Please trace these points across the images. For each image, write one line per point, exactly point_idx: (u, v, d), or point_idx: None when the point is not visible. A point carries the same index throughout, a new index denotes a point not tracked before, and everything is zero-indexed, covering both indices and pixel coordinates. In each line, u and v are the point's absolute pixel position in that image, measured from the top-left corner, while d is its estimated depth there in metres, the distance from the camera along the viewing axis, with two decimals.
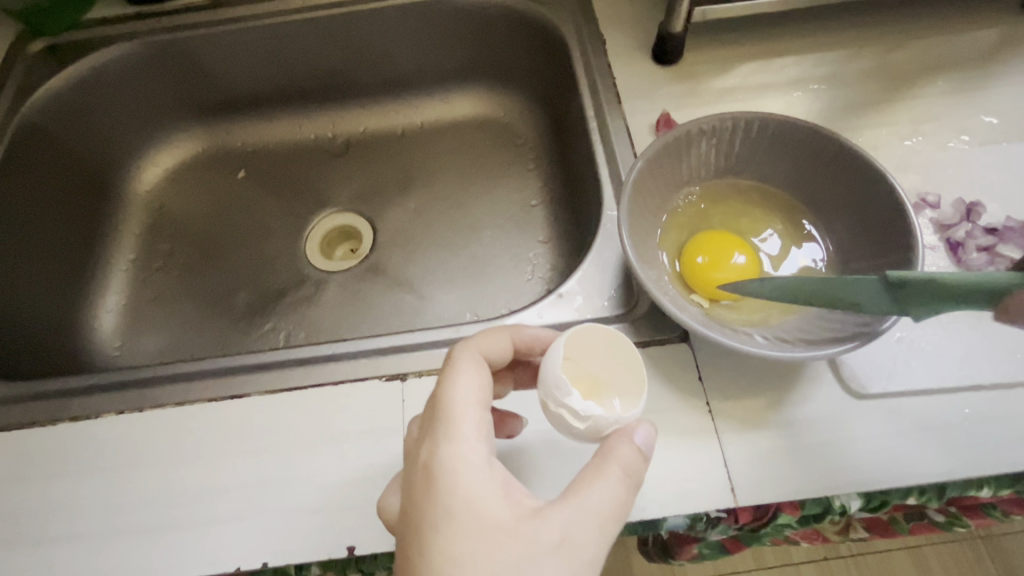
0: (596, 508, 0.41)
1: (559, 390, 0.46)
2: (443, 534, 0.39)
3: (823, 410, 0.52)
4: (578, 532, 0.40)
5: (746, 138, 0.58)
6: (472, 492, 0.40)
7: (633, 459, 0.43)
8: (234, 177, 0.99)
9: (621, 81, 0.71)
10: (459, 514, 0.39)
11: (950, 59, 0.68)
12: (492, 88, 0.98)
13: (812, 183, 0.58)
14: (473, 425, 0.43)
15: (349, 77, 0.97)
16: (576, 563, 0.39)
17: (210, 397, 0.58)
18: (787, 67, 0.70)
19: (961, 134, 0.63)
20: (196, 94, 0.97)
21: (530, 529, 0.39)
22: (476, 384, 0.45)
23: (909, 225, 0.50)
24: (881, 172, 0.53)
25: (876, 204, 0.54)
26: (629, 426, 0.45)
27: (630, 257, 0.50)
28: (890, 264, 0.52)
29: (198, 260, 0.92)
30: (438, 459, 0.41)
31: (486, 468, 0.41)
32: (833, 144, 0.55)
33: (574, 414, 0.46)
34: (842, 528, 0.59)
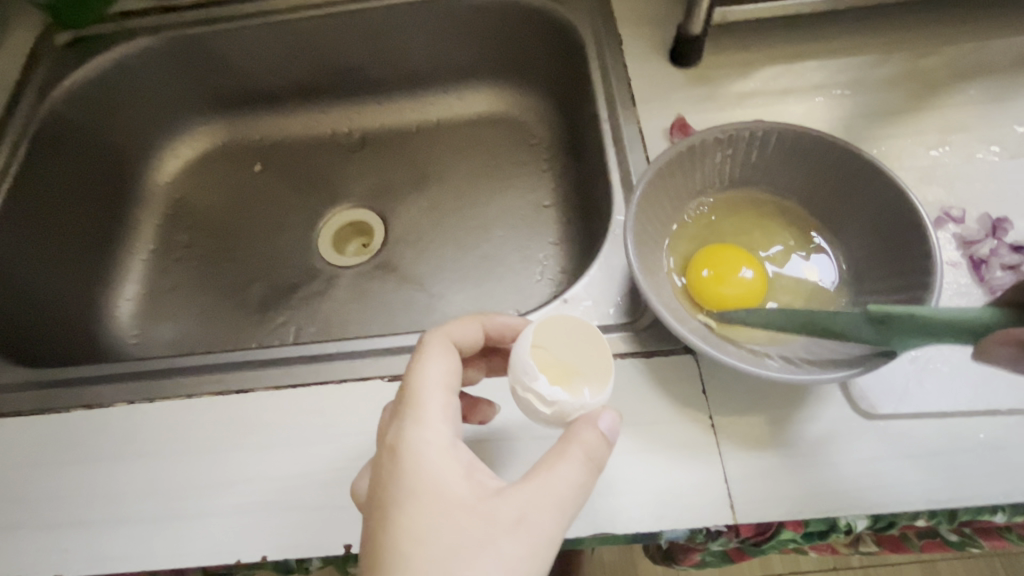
0: (555, 490, 0.42)
1: (528, 375, 0.47)
2: (406, 512, 0.40)
3: (831, 429, 0.50)
4: (537, 512, 0.41)
5: (762, 149, 0.57)
6: (435, 472, 0.42)
7: (596, 445, 0.44)
8: (251, 170, 1.00)
9: (636, 83, 0.70)
10: (422, 492, 0.41)
11: (985, 65, 0.65)
12: (508, 86, 0.97)
13: (829, 197, 0.56)
14: (439, 408, 0.44)
15: (366, 73, 0.97)
16: (534, 542, 0.40)
17: (217, 391, 0.59)
18: (810, 71, 0.68)
19: (991, 145, 0.60)
20: (215, 88, 0.98)
21: (490, 509, 0.40)
22: (444, 369, 0.46)
23: (930, 247, 0.49)
24: (899, 188, 0.51)
25: (896, 223, 0.52)
26: (592, 412, 0.46)
27: (634, 270, 0.49)
28: (908, 283, 0.50)
29: (213, 251, 0.93)
30: (404, 440, 0.43)
31: (450, 450, 0.43)
32: (852, 158, 0.53)
33: (541, 399, 0.47)
34: (850, 541, 0.57)
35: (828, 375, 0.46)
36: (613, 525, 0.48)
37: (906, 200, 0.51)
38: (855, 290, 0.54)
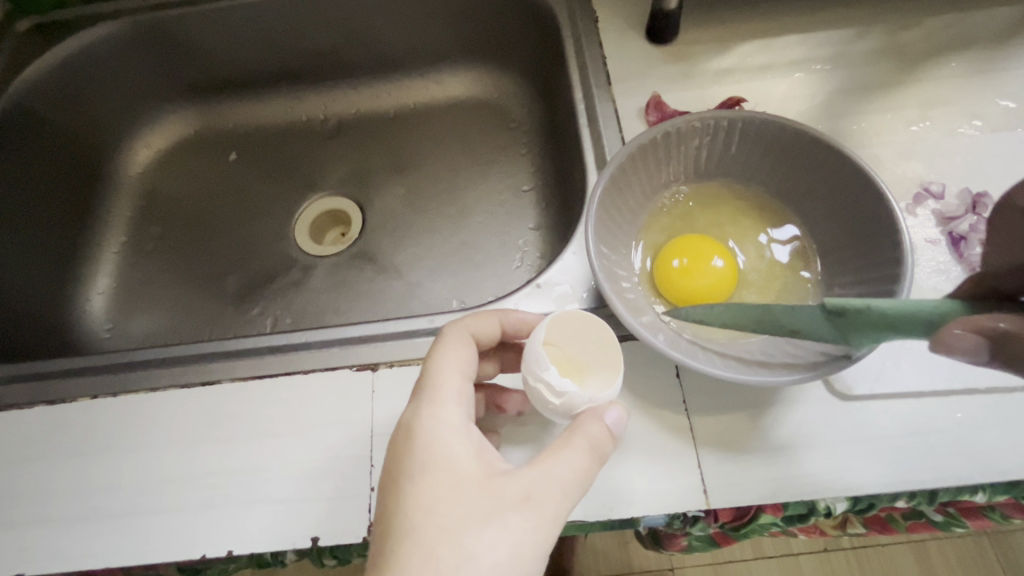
0: (561, 473, 0.41)
1: (538, 365, 0.47)
2: (415, 485, 0.40)
3: (808, 412, 0.49)
4: (542, 492, 0.40)
5: (739, 139, 0.53)
6: (445, 448, 0.42)
7: (602, 437, 0.43)
8: (225, 158, 0.98)
9: (612, 62, 0.68)
10: (431, 466, 0.41)
11: (967, 37, 0.64)
12: (486, 68, 0.95)
13: (802, 191, 0.53)
14: (454, 391, 0.45)
15: (340, 57, 0.95)
16: (538, 524, 0.39)
17: (182, 384, 0.57)
18: (790, 46, 0.66)
19: (972, 120, 0.59)
20: (186, 74, 0.95)
21: (497, 486, 0.40)
22: (462, 357, 0.47)
23: (902, 255, 0.45)
24: (872, 183, 0.48)
25: (871, 224, 0.48)
26: (601, 406, 0.45)
27: (592, 267, 0.47)
28: (878, 284, 0.47)
29: (188, 242, 0.91)
30: (418, 420, 0.43)
31: (461, 431, 0.43)
32: (826, 150, 0.50)
33: (550, 390, 0.46)
34: (838, 522, 0.56)
35: (781, 378, 0.44)
36: (585, 512, 0.48)
37: (884, 204, 0.47)
38: (825, 291, 0.51)
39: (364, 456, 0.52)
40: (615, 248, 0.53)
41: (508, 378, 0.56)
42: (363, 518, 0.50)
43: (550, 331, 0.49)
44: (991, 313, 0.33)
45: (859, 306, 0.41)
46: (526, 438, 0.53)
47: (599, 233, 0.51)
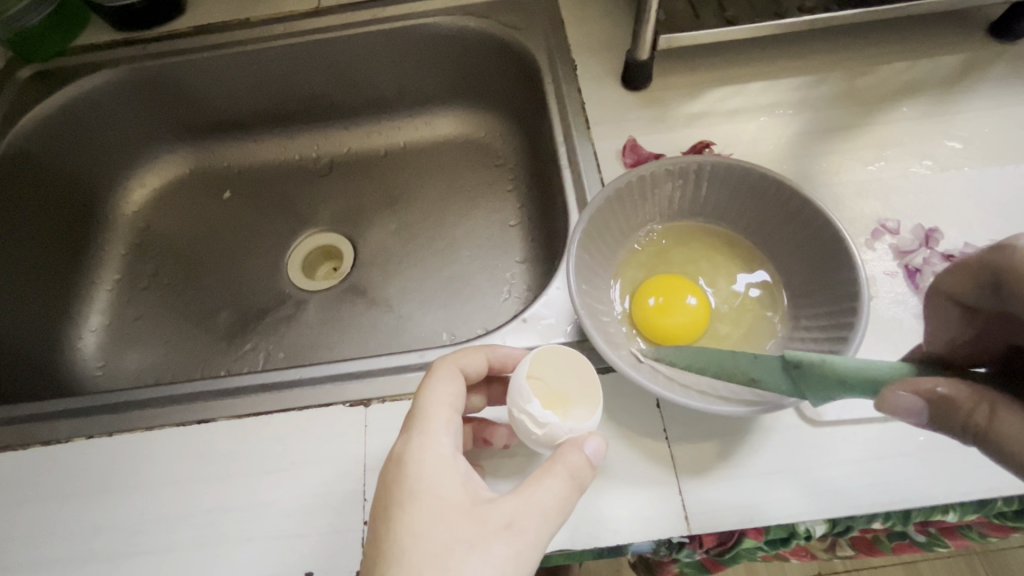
0: (543, 500, 0.43)
1: (522, 397, 0.49)
2: (405, 512, 0.42)
3: (782, 439, 0.52)
4: (525, 517, 0.42)
5: (706, 183, 0.57)
6: (433, 477, 0.44)
7: (581, 465, 0.45)
8: (220, 198, 1.01)
9: (590, 106, 0.73)
10: (421, 494, 0.43)
11: (917, 83, 0.69)
12: (472, 110, 1.00)
13: (764, 228, 0.57)
14: (443, 422, 0.47)
15: (334, 101, 1.00)
16: (521, 550, 0.41)
17: (177, 422, 0.58)
18: (754, 91, 0.71)
19: (923, 159, 0.63)
20: (182, 118, 0.99)
21: (483, 513, 0.42)
22: (451, 391, 0.49)
23: (859, 288, 0.48)
24: (829, 220, 0.51)
25: (830, 259, 0.52)
26: (581, 437, 0.47)
27: (574, 303, 0.50)
28: (839, 313, 0.50)
29: (182, 279, 0.94)
30: (409, 450, 0.45)
31: (449, 460, 0.45)
32: (784, 191, 0.54)
33: (533, 420, 0.48)
34: (828, 546, 0.60)
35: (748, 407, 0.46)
36: (570, 541, 0.49)
37: (840, 240, 0.50)
38: (792, 325, 0.54)
39: (356, 490, 0.53)
40: (594, 284, 0.56)
41: (493, 410, 0.58)
42: (356, 552, 0.50)
43: (535, 364, 0.52)
44: (930, 379, 0.38)
45: (819, 361, 0.43)
46: (515, 470, 0.54)
47: (579, 271, 0.53)
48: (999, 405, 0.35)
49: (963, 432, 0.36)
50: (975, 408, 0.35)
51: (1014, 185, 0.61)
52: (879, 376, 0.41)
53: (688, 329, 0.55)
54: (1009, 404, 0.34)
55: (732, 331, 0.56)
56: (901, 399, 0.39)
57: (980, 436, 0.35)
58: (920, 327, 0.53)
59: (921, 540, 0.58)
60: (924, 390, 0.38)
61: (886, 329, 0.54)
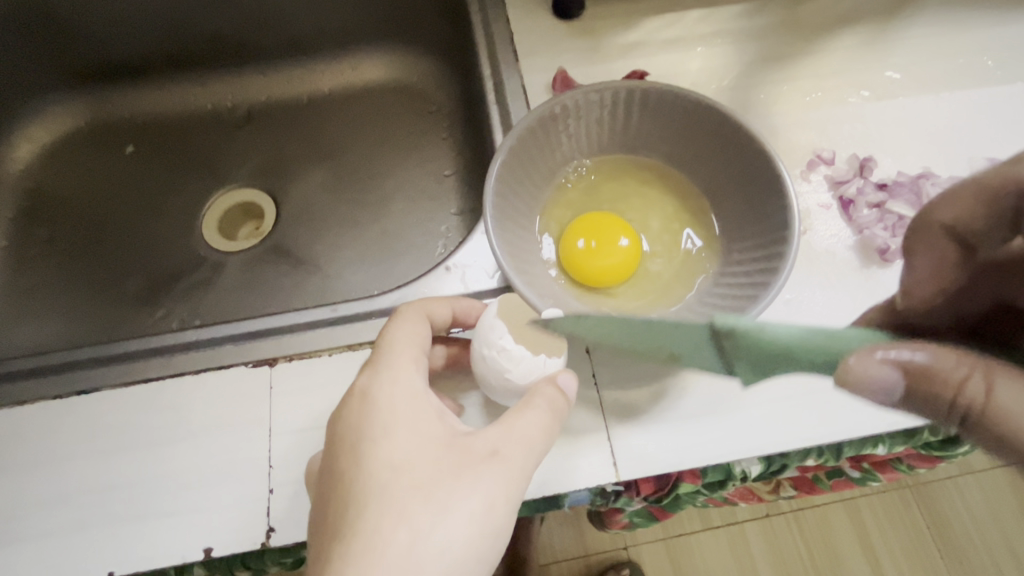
0: (527, 430, 0.40)
1: (494, 332, 0.46)
2: (377, 448, 0.39)
3: (715, 381, 0.49)
4: (509, 446, 0.39)
5: (634, 111, 0.52)
6: (406, 412, 0.41)
7: (558, 397, 0.43)
8: (122, 152, 0.92)
9: (518, 37, 0.67)
10: (394, 429, 0.40)
11: (858, 10, 0.66)
12: (400, 50, 0.92)
13: (696, 160, 0.53)
14: (412, 360, 0.44)
15: (244, 40, 0.90)
16: (507, 479, 0.38)
17: (55, 395, 0.52)
18: (692, 20, 0.66)
19: (860, 89, 0.61)
20: (70, 60, 0.87)
21: (465, 444, 0.40)
22: (419, 332, 0.46)
23: (789, 218, 0.45)
24: (760, 146, 0.47)
25: (761, 190, 0.48)
26: (554, 372, 0.45)
27: (493, 247, 0.46)
28: (768, 245, 0.47)
29: (83, 243, 0.85)
30: (375, 388, 0.41)
31: (422, 396, 0.42)
32: (714, 116, 0.49)
33: (507, 355, 0.45)
34: (772, 488, 0.61)
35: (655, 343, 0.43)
36: None
37: (773, 170, 0.47)
38: (724, 260, 0.51)
39: (261, 458, 0.48)
40: (518, 224, 0.51)
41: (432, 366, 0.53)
42: (263, 522, 0.46)
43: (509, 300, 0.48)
44: (899, 342, 0.28)
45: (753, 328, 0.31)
46: None
47: (499, 209, 0.49)
48: (997, 372, 0.25)
49: (946, 413, 0.26)
50: (966, 377, 0.26)
51: (949, 113, 0.59)
52: (845, 348, 0.29)
53: (618, 270, 0.52)
54: (1008, 368, 0.25)
55: (664, 270, 0.53)
56: (876, 368, 0.27)
57: (970, 421, 0.26)
58: (851, 259, 0.51)
59: (856, 476, 0.59)
60: (899, 360, 0.27)
61: (820, 262, 0.52)
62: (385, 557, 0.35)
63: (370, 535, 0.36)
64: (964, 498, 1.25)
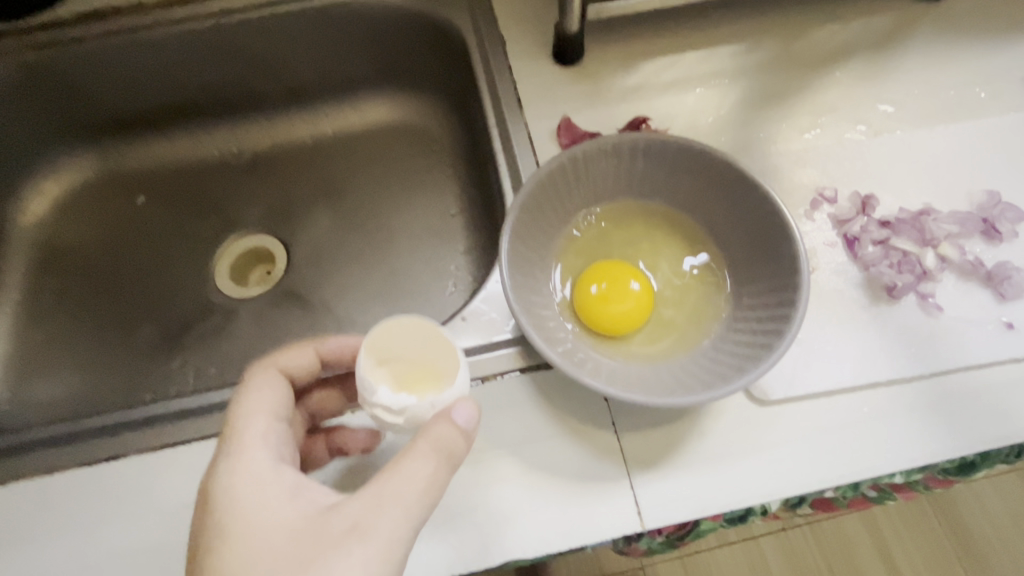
0: (404, 487, 0.39)
1: (367, 391, 0.45)
2: (228, 551, 0.38)
3: (730, 424, 0.49)
4: (377, 513, 0.38)
5: (642, 159, 0.54)
6: (250, 505, 0.40)
7: (449, 440, 0.41)
8: (133, 203, 0.93)
9: (520, 85, 0.68)
10: (244, 521, 0.39)
11: (850, 46, 0.67)
12: (403, 92, 0.93)
13: (704, 204, 0.54)
14: (262, 431, 0.44)
15: (251, 90, 0.92)
16: (375, 544, 0.38)
17: (81, 462, 0.53)
18: (689, 62, 0.68)
19: (857, 125, 0.62)
20: (80, 116, 0.89)
21: (323, 523, 0.39)
22: (269, 396, 0.46)
23: (797, 262, 0.47)
24: (764, 191, 0.49)
25: (767, 235, 0.50)
26: (450, 405, 0.44)
27: (509, 301, 0.47)
28: (779, 291, 0.48)
29: (97, 295, 0.86)
30: (217, 481, 0.41)
31: (271, 474, 0.41)
32: (719, 163, 0.51)
33: (389, 410, 0.45)
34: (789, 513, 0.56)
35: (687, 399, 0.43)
36: (523, 549, 0.46)
37: (778, 216, 0.49)
38: (735, 303, 0.52)
39: None
40: (532, 276, 0.53)
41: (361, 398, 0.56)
42: None
43: (374, 351, 0.48)
44: None
45: None
46: None
47: (513, 264, 0.50)
48: None
49: None
50: None
51: (945, 146, 0.61)
52: None
53: (632, 316, 0.52)
54: None
55: (677, 314, 0.53)
56: None
57: None
58: (860, 296, 0.52)
59: (875, 496, 0.55)
60: None
61: (830, 301, 0.53)
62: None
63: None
64: (984, 507, 1.24)
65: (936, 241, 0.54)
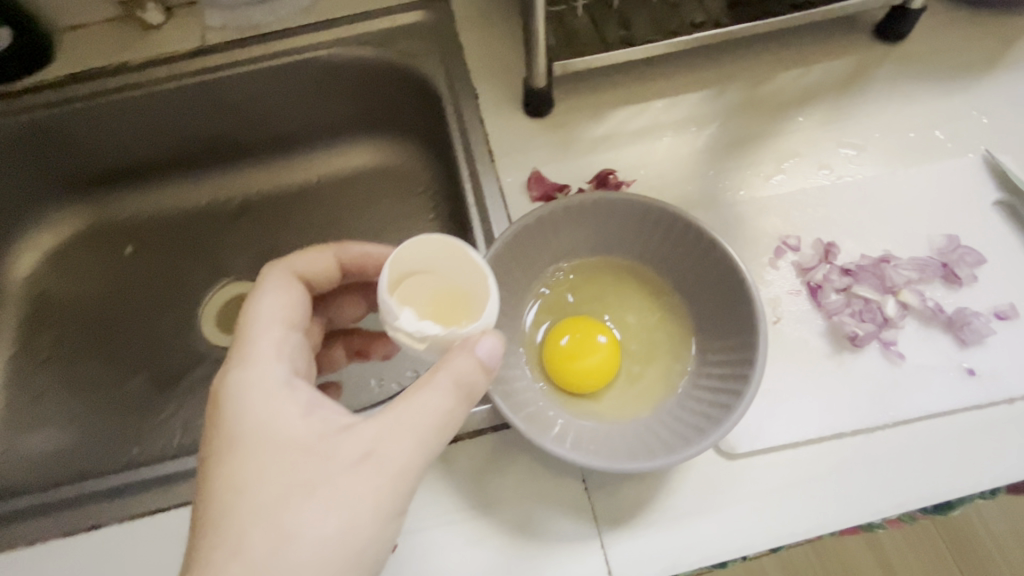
0: (414, 417, 0.42)
1: (389, 314, 0.44)
2: (237, 460, 0.41)
3: (700, 479, 0.50)
4: (383, 446, 0.41)
5: (608, 218, 0.55)
6: (281, 417, 0.43)
7: (471, 371, 0.43)
8: (122, 253, 0.95)
9: (492, 137, 0.70)
10: (255, 434, 0.42)
11: (813, 90, 0.69)
12: (384, 137, 0.95)
13: (668, 261, 0.56)
14: (273, 343, 0.47)
15: (235, 141, 0.94)
16: (379, 480, 0.40)
17: (66, 532, 0.54)
18: (656, 110, 0.70)
19: (820, 170, 0.64)
20: (68, 172, 0.91)
21: (333, 447, 0.41)
22: (283, 299, 0.50)
23: (756, 320, 0.48)
24: (723, 251, 0.51)
25: (728, 292, 0.51)
26: (472, 338, 0.44)
27: None
28: (741, 349, 0.50)
29: (86, 347, 0.87)
30: (237, 384, 0.44)
31: (285, 389, 0.44)
32: (681, 223, 0.53)
33: (411, 336, 0.45)
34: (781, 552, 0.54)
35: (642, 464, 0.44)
36: None
37: (738, 275, 0.50)
38: (701, 358, 0.53)
39: None
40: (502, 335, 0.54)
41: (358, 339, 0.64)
42: None
43: (397, 270, 0.48)
44: None
45: None
46: None
47: None
48: None
49: None
50: None
51: (906, 188, 0.62)
52: None
53: (599, 370, 0.53)
54: None
55: (645, 370, 0.55)
56: None
57: None
58: (823, 346, 0.54)
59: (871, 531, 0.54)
60: None
61: (794, 352, 0.54)
62: (253, 562, 0.37)
63: (240, 544, 0.38)
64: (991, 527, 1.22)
65: (897, 289, 0.56)
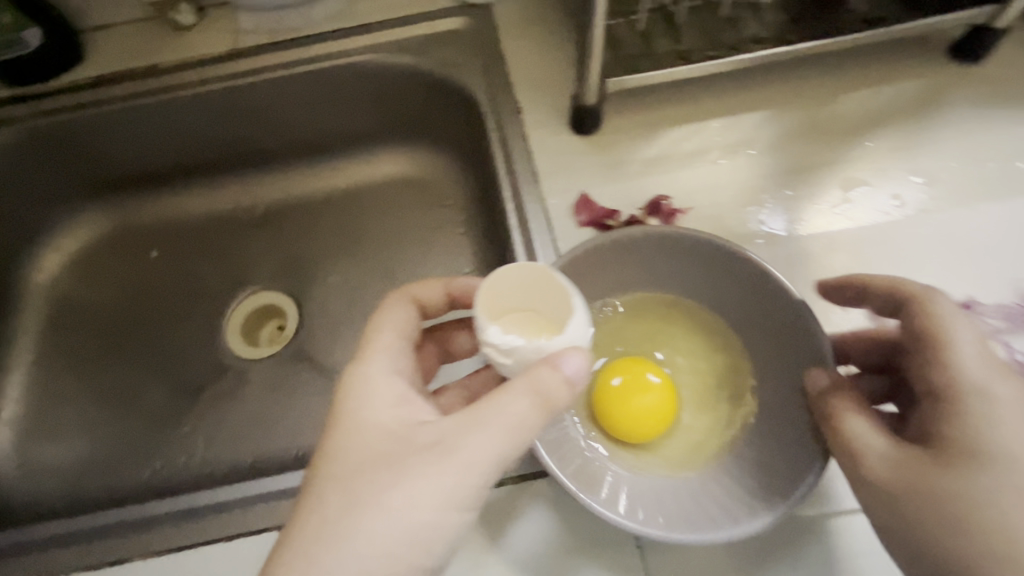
0: (494, 416, 0.39)
1: (478, 328, 0.42)
2: (331, 436, 0.41)
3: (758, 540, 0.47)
4: (458, 439, 0.39)
5: (669, 253, 0.52)
6: (370, 403, 0.42)
7: (554, 383, 0.40)
8: (147, 257, 0.92)
9: (537, 155, 0.67)
10: (349, 415, 0.42)
11: (882, 114, 0.65)
12: (417, 146, 0.92)
13: (726, 304, 0.53)
14: (386, 345, 0.46)
15: (264, 145, 0.91)
16: (446, 471, 0.39)
17: (86, 566, 0.52)
18: (712, 130, 0.66)
19: (890, 201, 0.60)
20: (96, 174, 0.89)
21: (416, 434, 0.40)
22: (401, 316, 0.49)
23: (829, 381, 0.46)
24: (796, 300, 0.47)
25: (799, 342, 0.48)
26: (557, 354, 0.40)
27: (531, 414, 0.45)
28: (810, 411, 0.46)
29: (109, 356, 0.85)
30: (347, 372, 0.45)
31: (387, 380, 0.44)
32: (748, 269, 0.49)
33: (499, 351, 0.42)
34: None
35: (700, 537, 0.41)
36: None
37: (811, 327, 0.47)
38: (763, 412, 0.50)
39: None
40: None
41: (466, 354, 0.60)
42: None
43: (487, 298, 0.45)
44: None
45: None
46: None
47: None
48: None
49: None
50: None
51: (982, 226, 0.58)
52: None
53: (652, 415, 0.51)
54: None
55: (698, 418, 0.52)
56: None
57: None
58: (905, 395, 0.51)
59: None
60: None
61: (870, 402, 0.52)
62: (323, 532, 0.37)
63: (311, 512, 0.38)
64: None
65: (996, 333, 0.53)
